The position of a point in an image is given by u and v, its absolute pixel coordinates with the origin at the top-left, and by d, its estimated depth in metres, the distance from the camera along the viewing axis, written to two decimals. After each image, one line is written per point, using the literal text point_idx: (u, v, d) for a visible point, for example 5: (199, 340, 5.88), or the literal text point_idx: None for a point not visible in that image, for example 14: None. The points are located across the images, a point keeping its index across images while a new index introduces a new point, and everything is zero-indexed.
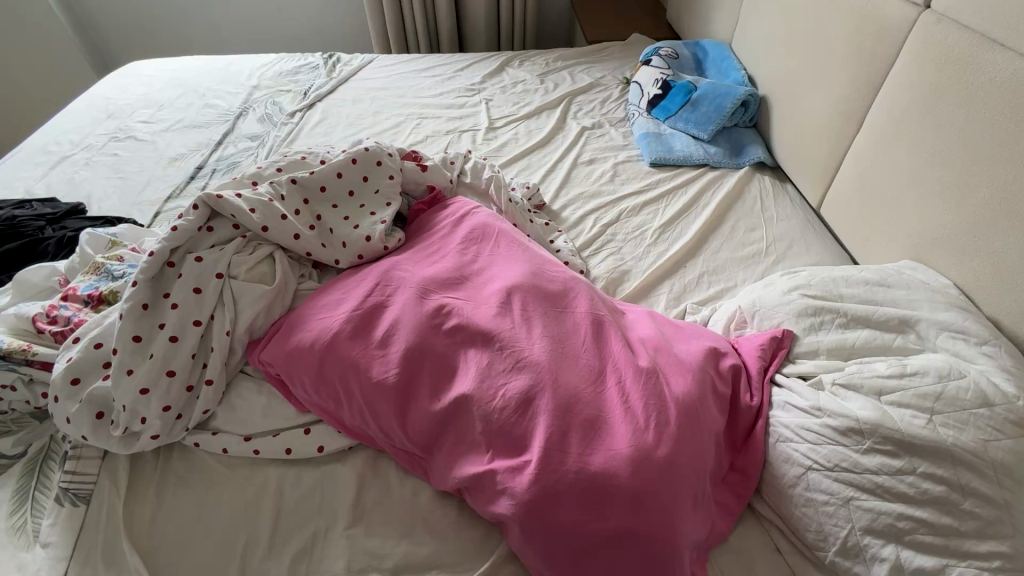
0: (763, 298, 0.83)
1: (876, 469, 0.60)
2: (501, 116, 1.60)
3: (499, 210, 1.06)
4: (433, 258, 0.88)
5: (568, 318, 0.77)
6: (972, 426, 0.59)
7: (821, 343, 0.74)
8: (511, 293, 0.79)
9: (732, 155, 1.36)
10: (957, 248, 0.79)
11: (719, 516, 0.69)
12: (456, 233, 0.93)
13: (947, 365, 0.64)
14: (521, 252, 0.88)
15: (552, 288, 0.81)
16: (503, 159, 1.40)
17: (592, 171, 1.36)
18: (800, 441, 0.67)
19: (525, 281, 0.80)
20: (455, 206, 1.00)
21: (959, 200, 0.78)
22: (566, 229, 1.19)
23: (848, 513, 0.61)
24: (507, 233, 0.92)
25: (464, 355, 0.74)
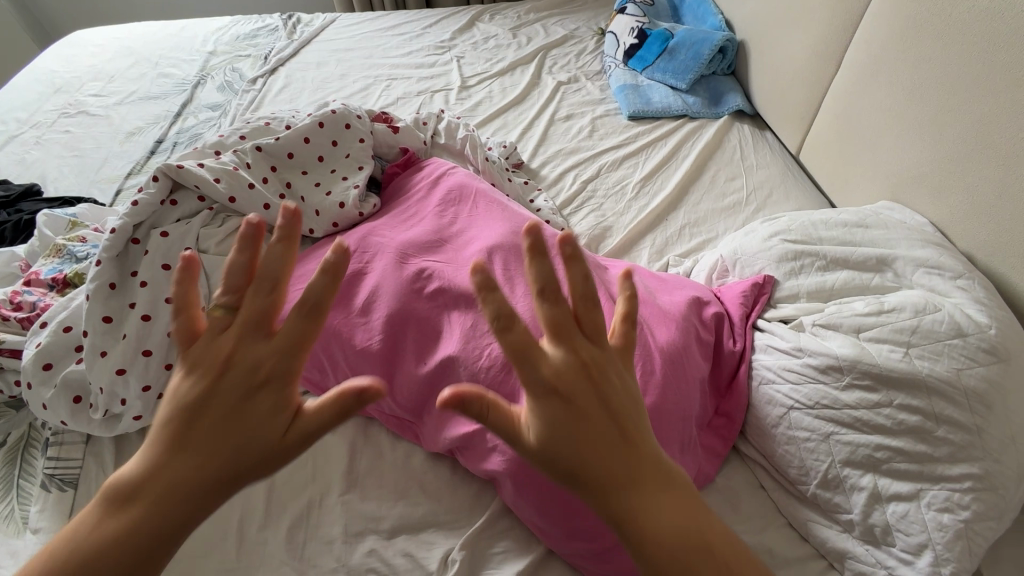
0: (744, 246, 0.83)
1: (855, 404, 0.62)
2: (474, 74, 1.54)
3: (476, 170, 1.03)
4: (411, 221, 0.85)
5: None
6: (946, 356, 0.60)
7: (801, 286, 0.74)
8: (492, 253, 0.78)
9: (712, 104, 1.34)
10: (933, 186, 0.79)
11: (706, 460, 0.71)
12: (433, 195, 0.90)
13: (924, 300, 0.65)
14: (501, 211, 0.86)
15: (534, 247, 0.80)
16: (478, 118, 1.35)
17: (570, 127, 1.33)
18: (780, 381, 0.68)
19: (506, 241, 0.79)
20: (430, 168, 0.97)
21: (936, 136, 0.78)
22: (546, 188, 1.17)
23: (828, 448, 0.63)
24: (485, 194, 0.90)
25: (447, 317, 0.73)
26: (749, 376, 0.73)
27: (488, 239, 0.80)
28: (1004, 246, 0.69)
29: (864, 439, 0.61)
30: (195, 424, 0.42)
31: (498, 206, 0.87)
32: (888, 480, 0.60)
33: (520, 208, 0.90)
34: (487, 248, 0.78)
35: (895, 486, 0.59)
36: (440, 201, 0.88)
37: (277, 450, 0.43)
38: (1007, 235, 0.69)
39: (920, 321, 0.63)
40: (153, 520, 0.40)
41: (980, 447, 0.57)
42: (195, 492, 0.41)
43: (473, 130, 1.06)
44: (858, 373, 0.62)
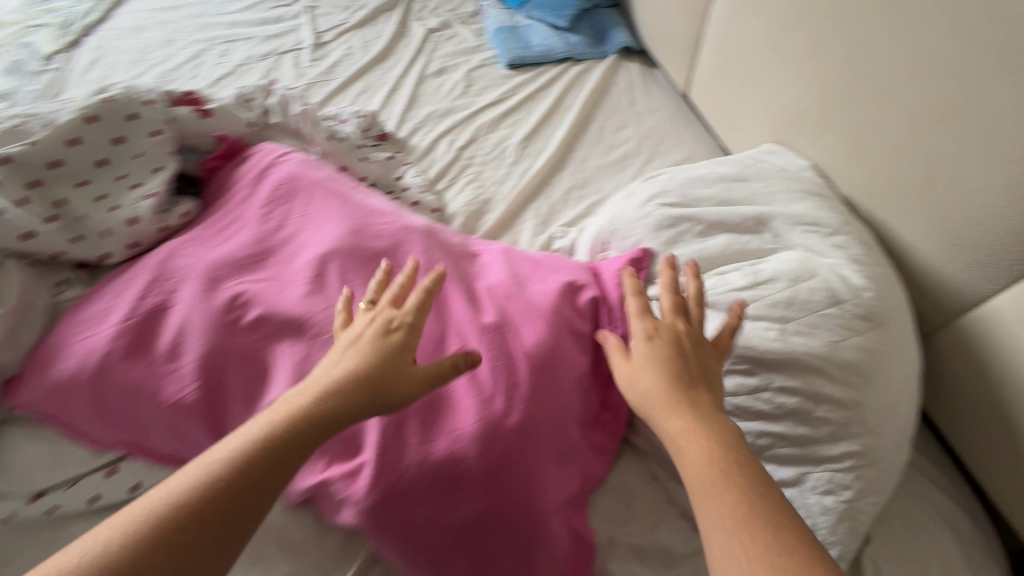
0: (622, 214, 0.74)
1: (735, 390, 0.56)
2: (329, 27, 1.31)
3: (320, 152, 0.87)
4: (230, 229, 0.70)
5: (400, 281, 0.65)
6: (821, 329, 0.55)
7: (679, 258, 0.66)
8: (326, 262, 0.64)
9: (597, 43, 1.21)
10: (813, 125, 0.72)
11: (594, 461, 0.65)
12: (259, 192, 0.74)
13: (800, 266, 0.59)
14: (339, 204, 0.72)
15: (378, 248, 0.67)
16: (336, 83, 1.16)
17: (442, 84, 1.17)
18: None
19: (341, 244, 0.66)
20: (257, 156, 0.80)
21: (812, 69, 0.70)
22: (417, 160, 1.02)
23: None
24: (323, 183, 0.75)
25: (274, 351, 0.60)
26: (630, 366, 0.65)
27: (321, 245, 0.66)
28: (882, 189, 0.63)
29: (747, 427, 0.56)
30: (358, 344, 0.49)
31: (338, 199, 0.73)
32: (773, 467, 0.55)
33: (369, 196, 0.76)
34: (318, 257, 0.65)
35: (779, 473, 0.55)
36: (266, 199, 0.73)
37: (424, 376, 0.48)
38: (884, 176, 0.63)
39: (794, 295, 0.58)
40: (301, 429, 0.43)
41: (859, 424, 0.53)
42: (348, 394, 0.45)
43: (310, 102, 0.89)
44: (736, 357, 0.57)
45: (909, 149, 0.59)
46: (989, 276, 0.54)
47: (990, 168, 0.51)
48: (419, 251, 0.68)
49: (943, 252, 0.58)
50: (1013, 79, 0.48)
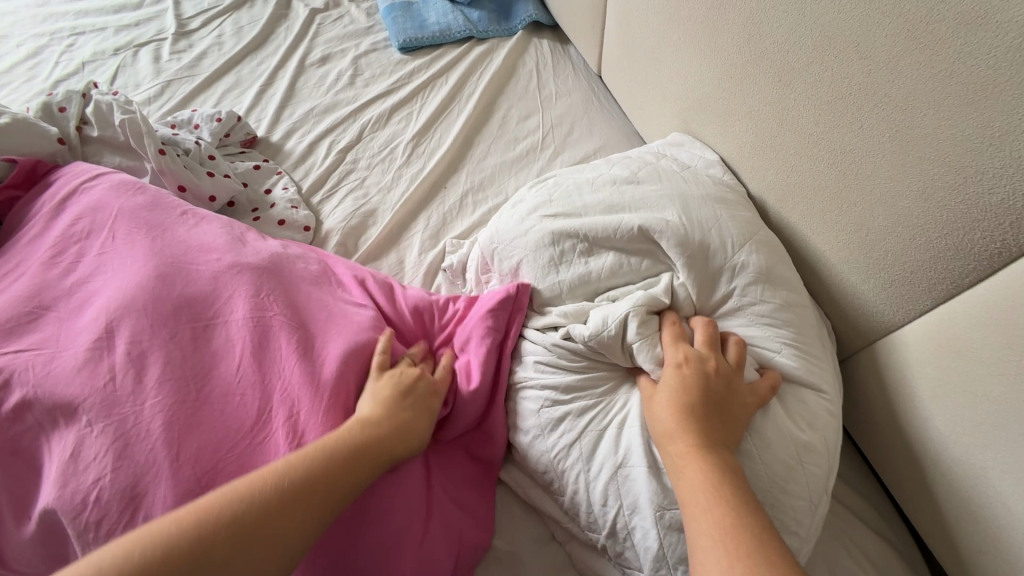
0: (501, 229, 0.62)
1: (606, 456, 0.48)
2: (197, 12, 1.14)
3: (151, 169, 0.72)
4: (9, 283, 0.56)
5: (217, 336, 0.52)
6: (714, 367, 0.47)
7: (562, 283, 0.56)
8: (118, 319, 0.51)
9: (501, 18, 1.07)
10: (718, 111, 0.61)
11: (472, 527, 0.51)
12: (54, 231, 0.60)
13: None
14: (150, 240, 0.58)
15: (194, 295, 0.54)
16: (200, 79, 1.00)
17: (325, 74, 1.01)
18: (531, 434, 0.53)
19: (140, 293, 0.53)
20: (55, 183, 0.65)
21: (711, 44, 0.59)
22: (291, 168, 0.88)
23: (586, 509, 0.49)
24: (134, 213, 0.61)
25: (44, 445, 0.46)
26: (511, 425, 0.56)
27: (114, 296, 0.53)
28: (793, 188, 0.53)
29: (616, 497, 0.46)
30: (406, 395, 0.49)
31: (149, 233, 0.59)
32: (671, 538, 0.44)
33: (196, 223, 0.63)
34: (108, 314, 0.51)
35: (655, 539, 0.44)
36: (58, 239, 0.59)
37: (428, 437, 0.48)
38: (794, 173, 0.52)
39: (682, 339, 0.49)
40: (328, 470, 0.39)
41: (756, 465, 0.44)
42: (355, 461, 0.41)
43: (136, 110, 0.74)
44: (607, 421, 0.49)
45: (817, 142, 0.48)
46: (913, 296, 0.45)
47: (904, 169, 0.41)
48: (246, 292, 0.55)
49: (861, 265, 0.48)
50: (917, 58, 0.38)
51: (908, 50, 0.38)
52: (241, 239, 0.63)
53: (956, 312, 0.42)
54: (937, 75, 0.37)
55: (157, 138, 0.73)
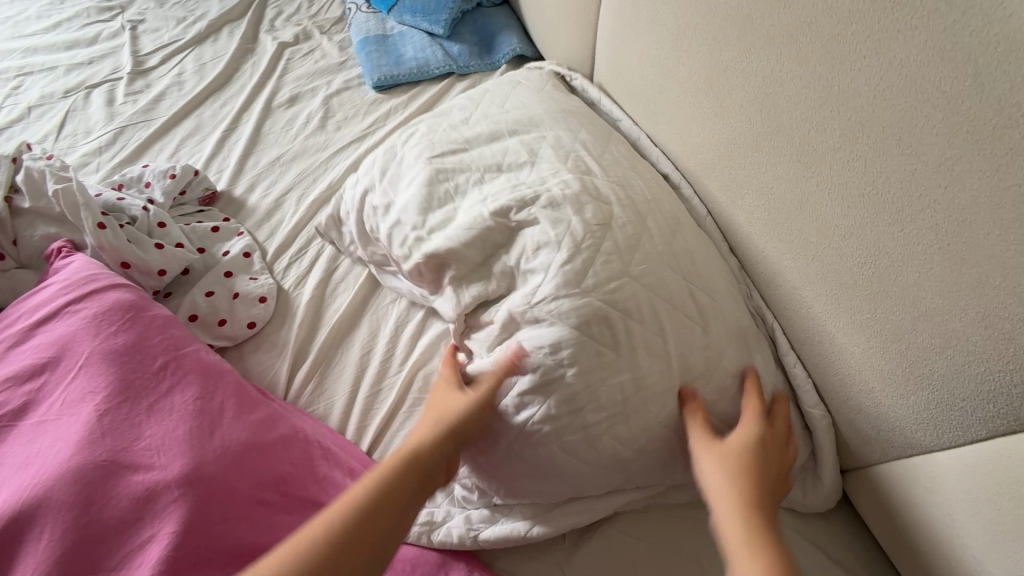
0: (405, 154, 0.68)
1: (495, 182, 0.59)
2: (157, 47, 1.05)
3: (90, 243, 0.65)
4: None
5: (204, 543, 0.43)
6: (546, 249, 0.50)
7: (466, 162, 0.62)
8: (86, 515, 0.42)
9: (483, 52, 0.99)
10: (723, 180, 0.54)
11: None
12: (25, 350, 0.52)
13: (561, 193, 0.53)
14: (94, 416, 0.47)
15: (108, 504, 0.43)
16: (157, 124, 0.92)
17: (294, 116, 0.94)
18: (469, 157, 0.63)
19: (115, 481, 0.44)
20: (44, 292, 0.57)
21: (717, 108, 0.52)
22: (254, 226, 0.80)
23: (529, 219, 0.53)
24: (107, 363, 0.51)
25: None
26: (434, 147, 0.66)
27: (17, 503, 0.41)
28: (812, 280, 0.47)
29: (575, 244, 0.50)
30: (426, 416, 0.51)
31: (102, 402, 0.48)
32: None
33: (166, 394, 0.51)
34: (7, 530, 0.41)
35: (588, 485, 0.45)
36: (8, 378, 0.49)
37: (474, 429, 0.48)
38: (816, 265, 0.45)
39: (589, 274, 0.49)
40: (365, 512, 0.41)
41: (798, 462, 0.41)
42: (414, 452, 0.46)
43: (72, 175, 0.66)
44: (555, 156, 0.59)
45: (844, 236, 0.41)
46: (956, 424, 0.39)
47: (954, 288, 0.34)
48: (191, 496, 0.44)
49: (898, 382, 0.42)
50: (973, 164, 0.31)
51: (966, 155, 0.31)
52: (209, 419, 0.50)
53: (1019, 449, 0.35)
54: (1006, 190, 0.30)
55: (97, 209, 0.66)
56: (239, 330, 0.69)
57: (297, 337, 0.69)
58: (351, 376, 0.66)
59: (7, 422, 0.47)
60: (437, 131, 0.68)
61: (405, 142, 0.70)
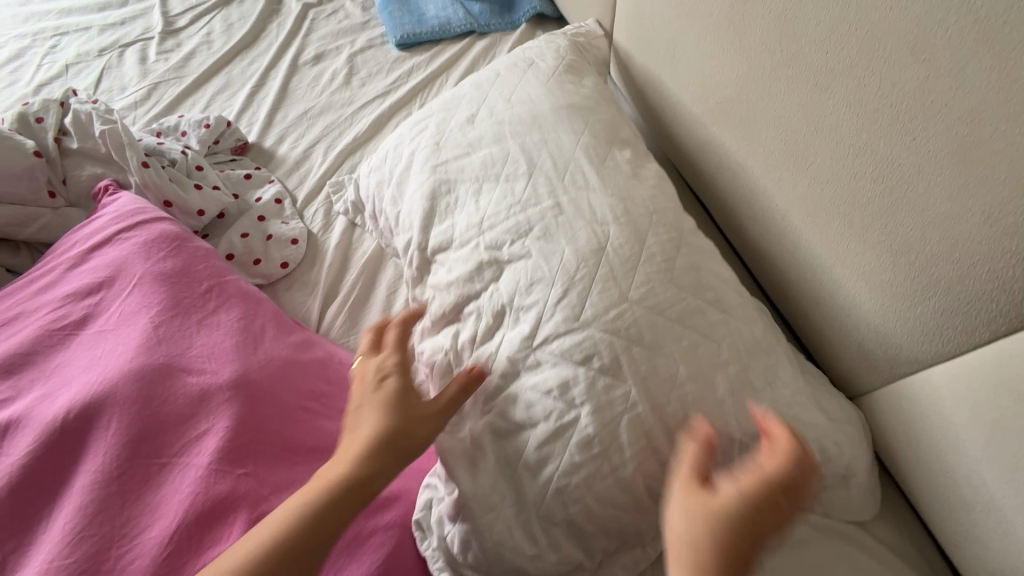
0: (409, 153, 0.65)
1: (492, 191, 0.56)
2: (186, 8, 1.08)
3: (133, 182, 0.68)
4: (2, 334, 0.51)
5: (254, 440, 0.47)
6: (545, 279, 0.51)
7: (462, 170, 0.59)
8: (145, 410, 0.46)
9: (504, 11, 1.00)
10: (741, 117, 0.57)
11: None
12: (81, 272, 0.56)
13: (555, 213, 0.53)
14: (150, 328, 0.51)
15: (165, 402, 0.47)
16: (188, 81, 0.95)
17: (320, 73, 0.96)
18: (468, 163, 0.59)
19: (172, 383, 0.48)
20: (96, 223, 0.60)
21: (736, 42, 0.54)
22: (284, 176, 0.83)
23: (522, 252, 0.53)
24: (157, 283, 0.55)
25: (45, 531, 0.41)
26: (438, 151, 0.62)
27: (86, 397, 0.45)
28: (825, 204, 0.49)
29: (569, 280, 0.51)
30: (359, 409, 0.44)
31: (154, 316, 0.52)
32: (554, 514, 0.46)
33: (213, 312, 0.54)
34: (80, 420, 0.45)
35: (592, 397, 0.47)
36: (70, 294, 0.53)
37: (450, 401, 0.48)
38: (829, 189, 0.48)
39: (608, 206, 0.53)
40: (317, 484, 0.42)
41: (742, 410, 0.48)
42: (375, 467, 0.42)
43: (118, 117, 0.69)
44: (555, 167, 0.56)
45: (860, 154, 0.44)
46: (960, 330, 0.41)
47: (958, 190, 0.37)
48: (240, 399, 0.48)
49: (906, 293, 0.44)
50: (983, 66, 0.33)
51: (976, 55, 0.34)
52: (252, 335, 0.54)
53: (1017, 346, 0.38)
54: (1015, 85, 0.32)
55: (141, 149, 0.69)
56: (273, 270, 0.72)
57: (328, 277, 0.72)
58: (380, 313, 0.70)
59: (71, 333, 0.51)
60: (443, 130, 0.63)
61: (415, 138, 0.66)
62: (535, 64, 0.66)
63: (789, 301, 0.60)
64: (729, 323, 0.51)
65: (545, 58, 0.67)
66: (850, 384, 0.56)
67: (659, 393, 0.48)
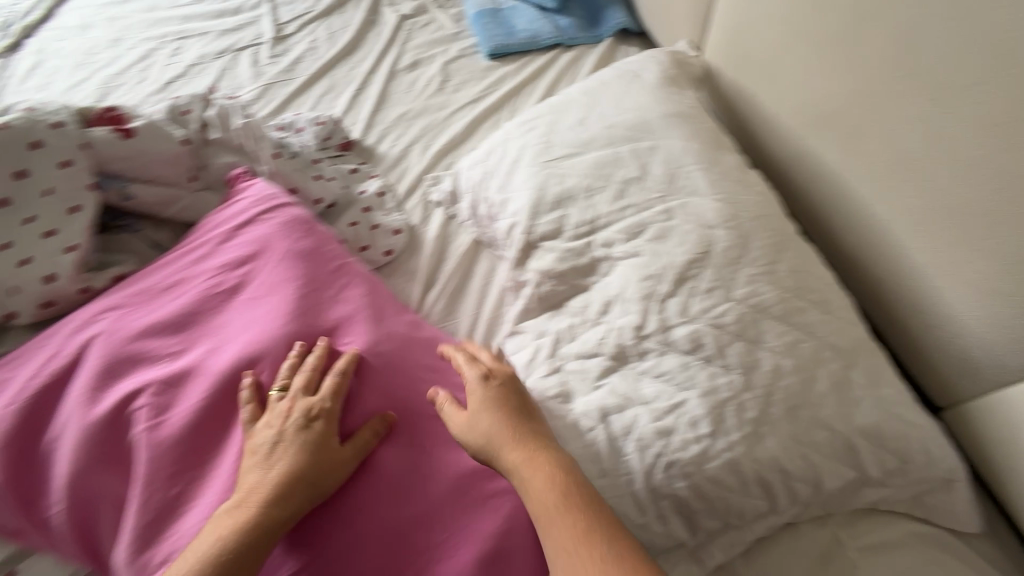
0: (520, 149, 0.70)
1: (604, 191, 0.61)
2: (293, 17, 1.18)
3: (264, 170, 0.76)
4: (168, 297, 0.58)
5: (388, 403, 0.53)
6: (659, 273, 0.55)
7: (575, 167, 0.64)
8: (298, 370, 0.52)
9: (590, 26, 1.05)
10: (847, 129, 0.59)
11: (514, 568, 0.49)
12: (229, 247, 0.63)
13: (662, 212, 0.58)
14: (295, 300, 0.57)
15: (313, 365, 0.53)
16: (297, 83, 1.04)
17: (416, 79, 1.03)
18: (581, 162, 0.64)
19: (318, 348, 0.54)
20: (238, 204, 0.67)
21: (851, 57, 0.57)
22: (385, 171, 0.90)
23: (632, 250, 0.57)
24: (296, 260, 0.61)
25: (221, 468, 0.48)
26: (549, 150, 0.67)
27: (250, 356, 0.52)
28: (938, 213, 0.51)
29: (678, 276, 0.54)
30: (279, 445, 0.47)
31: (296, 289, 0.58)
32: (662, 494, 0.49)
33: (343, 289, 0.60)
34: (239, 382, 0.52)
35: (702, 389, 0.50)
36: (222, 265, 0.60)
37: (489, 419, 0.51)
38: (945, 198, 0.50)
39: (715, 206, 0.57)
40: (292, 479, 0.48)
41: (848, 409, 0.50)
42: (286, 493, 0.45)
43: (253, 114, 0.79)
44: (663, 174, 0.60)
45: (975, 168, 0.47)
46: None
47: None
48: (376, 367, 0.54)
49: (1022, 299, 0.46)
50: None
51: None
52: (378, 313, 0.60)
53: None
54: None
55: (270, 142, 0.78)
56: (378, 256, 0.78)
57: (428, 266, 0.78)
58: (476, 302, 0.74)
59: (226, 300, 0.58)
60: (554, 131, 0.69)
61: (523, 137, 0.71)
62: (637, 75, 0.71)
63: (879, 312, 0.61)
64: (830, 322, 0.53)
65: (648, 69, 0.72)
66: (945, 393, 0.57)
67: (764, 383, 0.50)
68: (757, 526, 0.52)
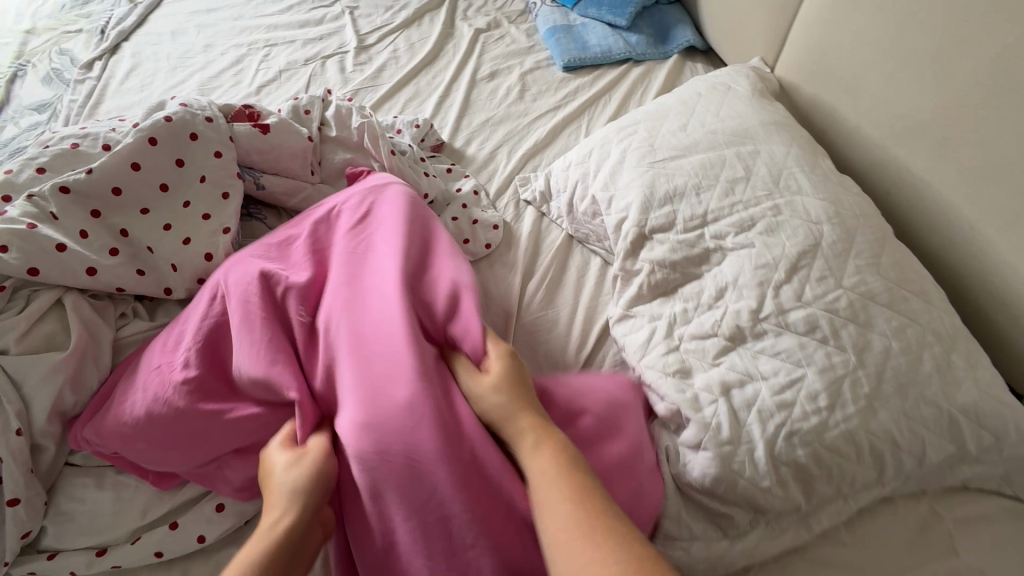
0: (625, 152, 0.77)
1: (713, 190, 0.68)
2: (373, 28, 1.25)
3: (380, 166, 0.82)
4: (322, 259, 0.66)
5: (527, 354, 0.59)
6: (774, 260, 0.61)
7: (682, 168, 0.70)
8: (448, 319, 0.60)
9: (659, 42, 1.12)
10: (934, 139, 0.66)
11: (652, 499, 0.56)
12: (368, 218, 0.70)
13: (771, 208, 0.64)
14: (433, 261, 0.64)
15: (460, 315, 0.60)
16: (384, 89, 1.10)
17: (496, 88, 1.10)
18: (688, 163, 0.71)
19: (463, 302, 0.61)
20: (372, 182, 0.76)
21: (940, 74, 0.64)
22: (475, 172, 0.96)
23: (745, 242, 0.64)
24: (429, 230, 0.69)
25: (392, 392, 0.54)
26: (653, 153, 0.74)
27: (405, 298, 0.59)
28: None
29: (792, 266, 0.60)
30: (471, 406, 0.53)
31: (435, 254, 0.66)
32: (784, 462, 0.54)
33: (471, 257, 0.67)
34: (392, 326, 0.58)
35: (818, 367, 0.56)
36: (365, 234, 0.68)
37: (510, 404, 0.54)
38: None
39: (821, 204, 0.64)
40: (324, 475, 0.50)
41: (948, 387, 0.56)
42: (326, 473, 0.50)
43: (370, 115, 0.85)
44: (768, 174, 0.67)
45: None
46: None
47: None
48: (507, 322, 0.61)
49: None
50: None
51: None
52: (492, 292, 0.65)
53: None
54: None
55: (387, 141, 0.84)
56: (478, 249, 0.84)
57: (525, 259, 0.83)
58: (574, 292, 0.80)
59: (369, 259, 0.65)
60: (656, 135, 0.76)
61: (624, 141, 0.78)
62: (729, 87, 0.79)
63: (965, 307, 0.66)
64: (931, 310, 0.59)
65: (739, 82, 0.79)
66: None
67: (875, 361, 0.56)
68: (863, 495, 0.57)
